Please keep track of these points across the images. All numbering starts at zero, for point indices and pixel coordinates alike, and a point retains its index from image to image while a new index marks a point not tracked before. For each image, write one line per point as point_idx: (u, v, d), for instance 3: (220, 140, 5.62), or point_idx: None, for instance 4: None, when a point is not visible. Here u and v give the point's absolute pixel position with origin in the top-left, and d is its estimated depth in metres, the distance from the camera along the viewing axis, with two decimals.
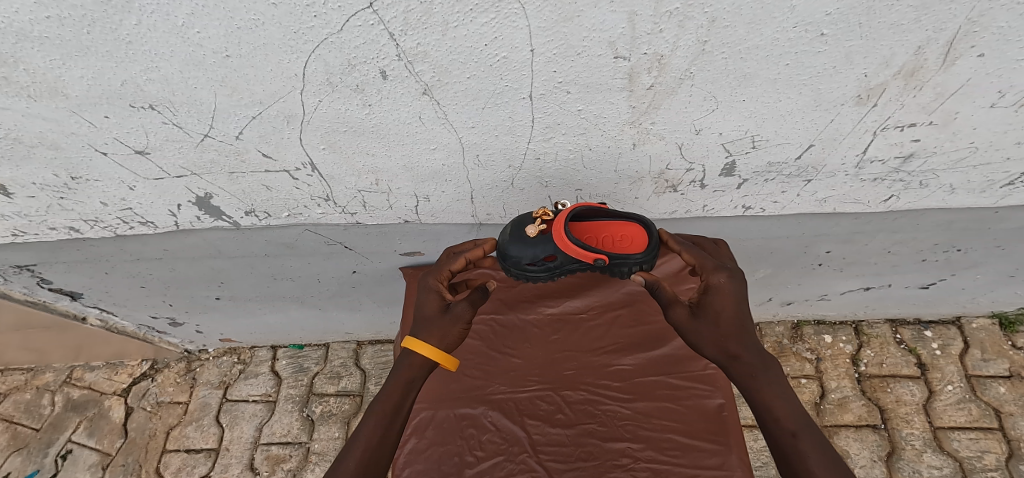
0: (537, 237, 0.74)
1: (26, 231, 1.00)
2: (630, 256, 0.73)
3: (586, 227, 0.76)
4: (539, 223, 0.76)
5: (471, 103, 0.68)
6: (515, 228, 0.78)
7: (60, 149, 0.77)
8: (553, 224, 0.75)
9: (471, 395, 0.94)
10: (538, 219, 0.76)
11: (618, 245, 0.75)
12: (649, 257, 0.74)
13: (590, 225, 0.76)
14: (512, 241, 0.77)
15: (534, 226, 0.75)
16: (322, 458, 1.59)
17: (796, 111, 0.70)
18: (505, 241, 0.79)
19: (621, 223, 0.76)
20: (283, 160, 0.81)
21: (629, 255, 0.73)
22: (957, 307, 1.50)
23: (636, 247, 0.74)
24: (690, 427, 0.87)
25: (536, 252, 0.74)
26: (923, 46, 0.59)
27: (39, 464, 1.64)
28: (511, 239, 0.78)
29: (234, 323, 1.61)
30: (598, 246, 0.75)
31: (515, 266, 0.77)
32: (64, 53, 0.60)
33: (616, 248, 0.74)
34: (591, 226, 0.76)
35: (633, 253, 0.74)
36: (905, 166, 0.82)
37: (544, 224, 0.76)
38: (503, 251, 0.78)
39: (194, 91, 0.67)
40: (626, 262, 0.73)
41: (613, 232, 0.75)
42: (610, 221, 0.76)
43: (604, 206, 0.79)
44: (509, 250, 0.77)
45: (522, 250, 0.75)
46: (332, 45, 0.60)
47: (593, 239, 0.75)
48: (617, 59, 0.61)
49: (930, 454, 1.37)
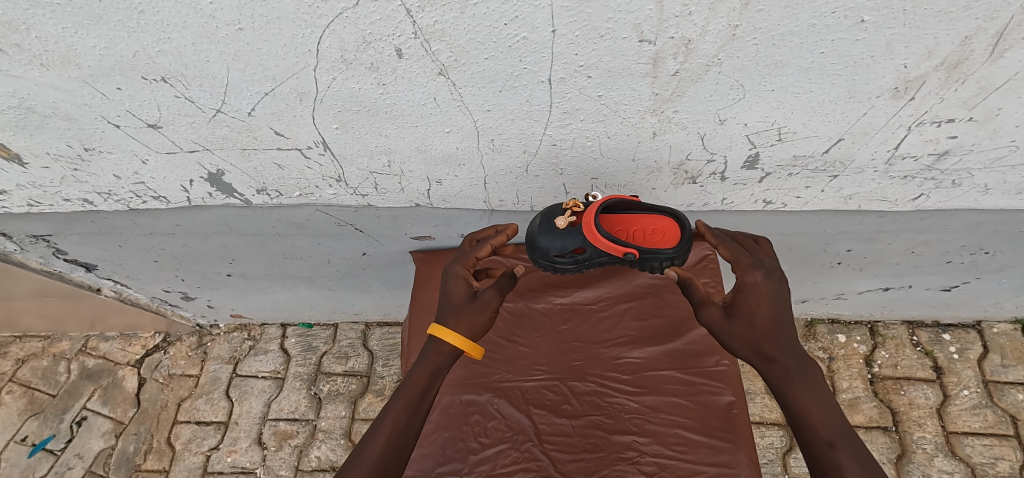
0: (566, 229, 0.73)
1: (41, 202, 1.01)
2: (659, 251, 0.72)
3: (615, 217, 0.75)
4: (570, 213, 0.74)
5: (487, 86, 0.66)
6: (544, 218, 0.77)
7: (73, 120, 0.77)
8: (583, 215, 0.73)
9: (478, 382, 0.94)
10: (568, 210, 0.74)
11: (650, 238, 0.73)
12: (680, 252, 0.72)
13: (622, 216, 0.74)
14: (541, 231, 0.76)
15: (564, 217, 0.73)
16: (329, 435, 1.61)
17: (827, 103, 0.67)
18: (534, 231, 0.78)
19: (654, 215, 0.74)
20: (296, 139, 0.79)
21: (659, 250, 0.72)
22: (979, 310, 1.46)
23: (665, 241, 0.73)
24: (699, 423, 0.85)
25: (564, 244, 0.73)
26: (971, 35, 0.56)
27: (56, 429, 1.69)
28: (540, 229, 0.76)
29: (245, 299, 1.62)
30: (628, 239, 0.73)
31: (543, 257, 0.77)
32: (76, 21, 0.59)
33: (648, 241, 0.73)
34: (623, 218, 0.74)
35: (664, 247, 0.72)
36: (938, 164, 0.78)
37: (575, 215, 0.74)
38: (531, 241, 0.78)
39: (206, 65, 0.65)
40: (657, 256, 0.72)
41: (645, 225, 0.73)
42: (642, 213, 0.74)
43: (636, 196, 0.77)
44: (538, 242, 0.76)
45: (552, 242, 0.74)
46: (346, 20, 0.58)
47: (624, 232, 0.73)
48: (642, 43, 0.58)
49: (941, 458, 1.36)
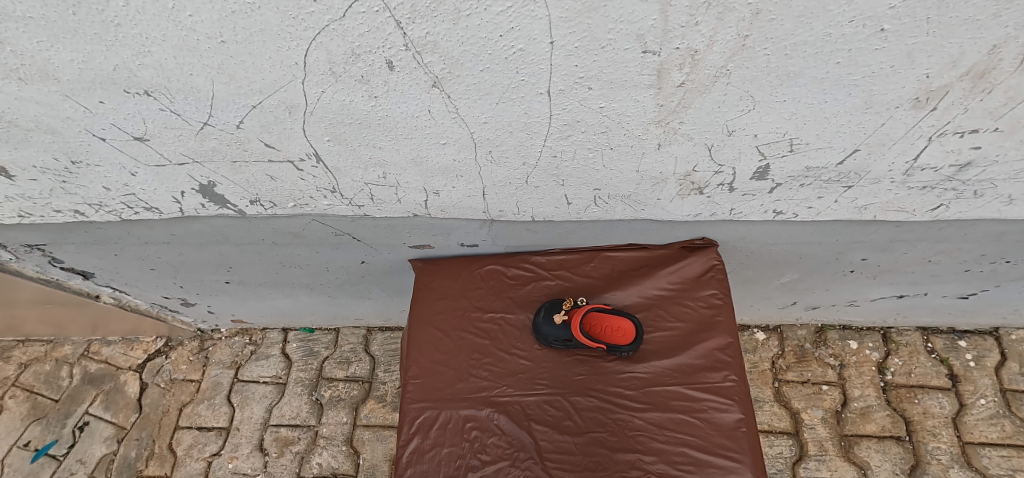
0: (563, 323, 0.93)
1: (32, 213, 0.99)
2: (618, 345, 0.91)
3: (604, 321, 0.94)
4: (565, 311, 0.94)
5: (483, 98, 0.63)
6: (548, 311, 0.95)
7: (58, 133, 0.74)
8: (573, 315, 0.93)
9: (477, 396, 0.91)
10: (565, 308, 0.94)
11: (614, 335, 0.93)
12: (636, 349, 0.91)
13: (598, 317, 0.94)
14: (544, 322, 0.94)
15: (561, 315, 0.93)
16: (330, 442, 1.60)
17: (843, 113, 0.63)
18: (543, 318, 0.95)
19: (616, 319, 0.94)
20: (287, 151, 0.77)
21: (618, 345, 0.91)
22: (996, 317, 1.41)
23: (626, 338, 0.92)
24: (705, 441, 0.81)
25: (561, 334, 0.92)
26: (999, 44, 0.52)
27: (58, 434, 1.69)
28: (544, 319, 0.94)
29: (244, 305, 1.61)
30: (603, 332, 0.93)
31: (556, 329, 0.93)
32: (51, 35, 0.56)
33: (614, 335, 0.93)
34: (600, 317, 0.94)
35: (623, 344, 0.91)
36: (960, 175, 0.74)
37: (573, 312, 0.93)
38: (539, 324, 0.95)
39: (190, 78, 0.62)
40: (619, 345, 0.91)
41: (610, 326, 0.94)
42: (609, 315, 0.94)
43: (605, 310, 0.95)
44: (545, 323, 0.94)
45: (552, 329, 0.93)
46: (334, 33, 0.55)
47: (599, 327, 0.94)
48: (646, 54, 0.55)
49: (956, 470, 1.32)
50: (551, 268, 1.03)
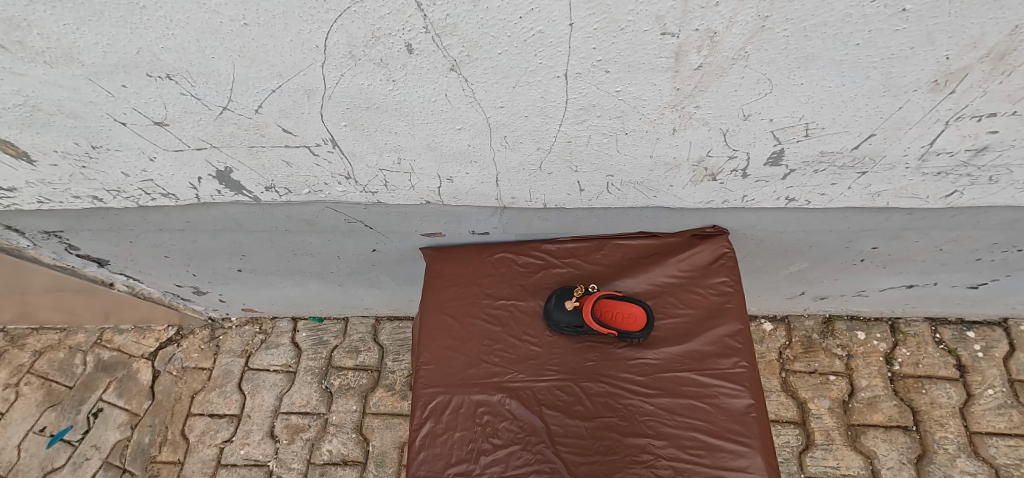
0: (574, 309, 0.93)
1: (51, 199, 1.00)
2: (629, 332, 0.92)
3: (614, 308, 0.95)
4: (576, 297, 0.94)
5: (500, 82, 0.64)
6: (560, 297, 0.95)
7: (79, 118, 0.75)
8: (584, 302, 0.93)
9: (489, 381, 0.92)
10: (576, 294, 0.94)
11: (625, 322, 0.94)
12: (646, 336, 0.91)
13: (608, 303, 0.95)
14: (555, 308, 0.95)
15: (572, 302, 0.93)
16: (340, 429, 1.62)
17: (860, 97, 0.64)
18: (554, 305, 0.95)
19: (627, 306, 0.95)
20: (303, 136, 0.77)
21: (629, 332, 0.92)
22: (1006, 308, 1.41)
23: (636, 325, 0.93)
24: (715, 426, 0.82)
25: (572, 320, 0.93)
26: (1021, 25, 0.52)
27: (73, 420, 1.72)
28: (556, 305, 0.95)
29: (255, 294, 1.62)
30: (613, 320, 0.94)
31: (566, 316, 0.94)
32: (77, 17, 0.57)
33: (624, 323, 0.94)
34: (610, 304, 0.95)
35: (634, 330, 0.92)
36: (976, 160, 0.74)
37: (583, 299, 0.94)
38: (550, 311, 0.95)
39: (212, 61, 0.63)
40: (630, 333, 0.91)
41: (620, 313, 0.95)
42: (620, 302, 0.95)
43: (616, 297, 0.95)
44: (557, 310, 0.95)
45: (564, 316, 0.94)
46: (355, 15, 0.55)
47: (609, 314, 0.95)
48: (665, 36, 0.55)
49: (963, 459, 1.32)
50: (562, 256, 1.04)
